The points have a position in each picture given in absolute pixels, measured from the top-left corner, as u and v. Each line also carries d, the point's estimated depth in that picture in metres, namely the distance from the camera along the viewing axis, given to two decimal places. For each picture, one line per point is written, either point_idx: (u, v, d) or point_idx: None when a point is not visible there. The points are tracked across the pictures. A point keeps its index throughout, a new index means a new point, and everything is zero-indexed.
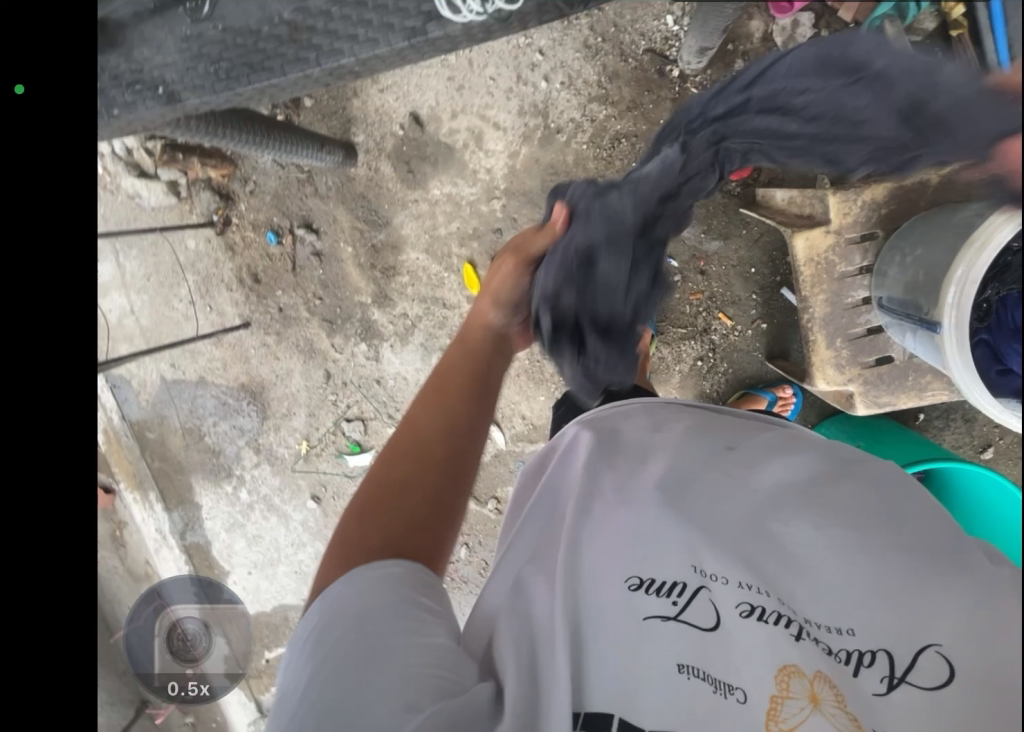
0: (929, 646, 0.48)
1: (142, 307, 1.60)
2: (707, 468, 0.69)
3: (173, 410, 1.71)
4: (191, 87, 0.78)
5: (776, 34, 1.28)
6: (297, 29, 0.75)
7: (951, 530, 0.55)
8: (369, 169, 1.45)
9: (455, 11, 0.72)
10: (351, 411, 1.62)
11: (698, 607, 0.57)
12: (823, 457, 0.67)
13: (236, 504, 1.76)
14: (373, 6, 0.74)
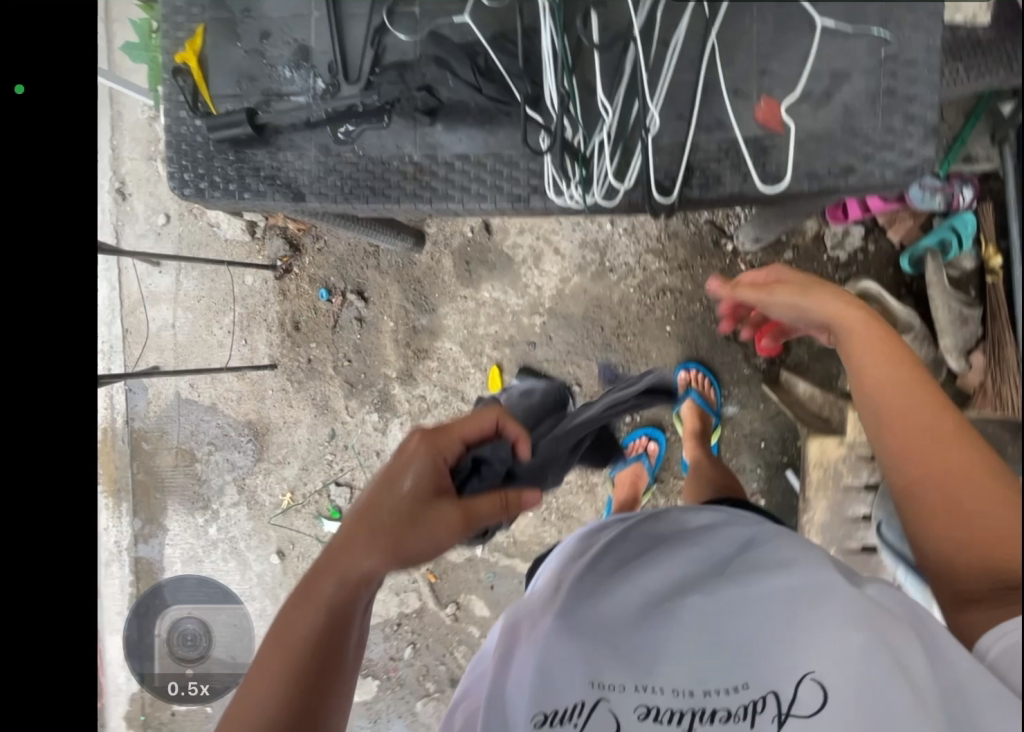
0: (806, 676, 0.61)
1: (183, 324, 1.66)
2: (597, 583, 0.75)
3: (175, 427, 1.72)
4: (315, 190, 0.87)
5: (827, 236, 1.42)
6: (422, 170, 0.85)
7: (801, 579, 0.67)
8: (431, 259, 1.54)
9: (560, 195, 0.83)
10: (343, 475, 1.64)
11: (599, 719, 0.63)
12: (699, 551, 0.76)
13: (202, 537, 1.74)
14: (491, 170, 0.84)
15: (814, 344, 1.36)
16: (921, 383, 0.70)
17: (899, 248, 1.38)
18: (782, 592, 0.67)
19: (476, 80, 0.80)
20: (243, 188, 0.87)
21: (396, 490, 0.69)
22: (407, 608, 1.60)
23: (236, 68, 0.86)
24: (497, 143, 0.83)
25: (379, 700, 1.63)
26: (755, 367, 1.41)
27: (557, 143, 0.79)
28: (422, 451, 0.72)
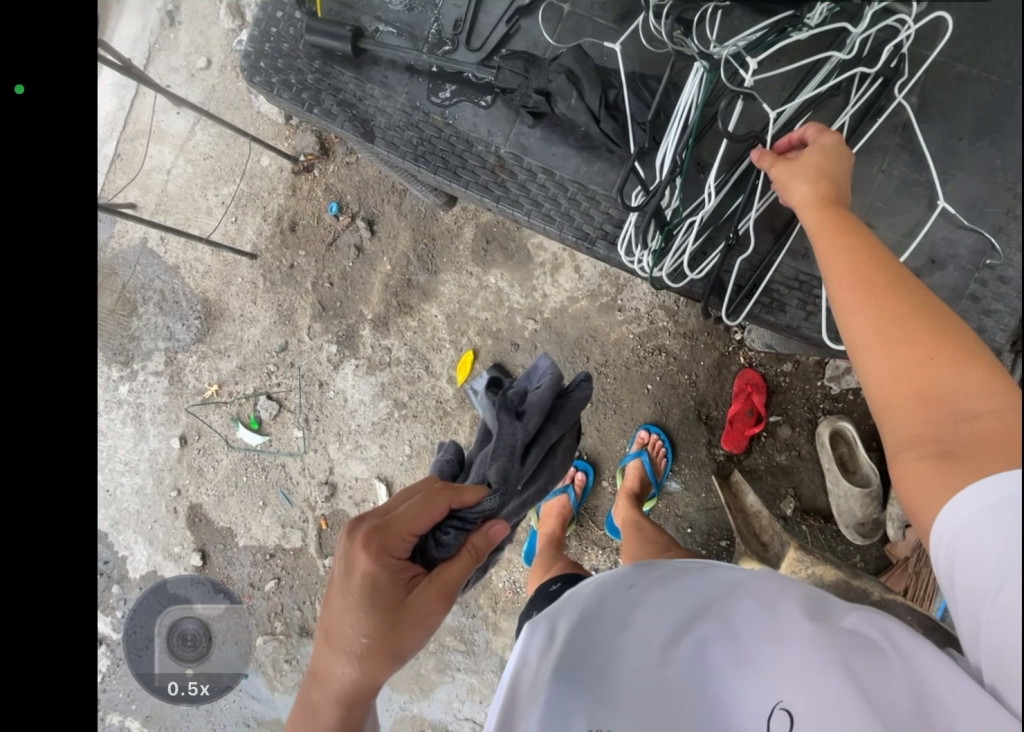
0: (785, 712, 0.57)
1: (178, 174, 1.55)
2: (592, 621, 0.74)
3: (126, 272, 1.61)
4: (388, 137, 0.93)
5: (828, 367, 1.40)
6: (502, 166, 0.93)
7: (780, 613, 0.66)
8: (454, 223, 1.49)
9: (629, 256, 0.90)
10: (277, 391, 1.58)
11: None
12: (693, 596, 0.75)
13: (108, 392, 1.64)
14: (568, 198, 0.92)
15: (774, 458, 1.43)
16: (869, 255, 0.64)
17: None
18: (757, 629, 0.65)
19: (597, 111, 0.84)
20: (318, 106, 0.94)
21: (360, 611, 0.68)
22: (287, 543, 1.61)
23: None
24: (589, 174, 0.91)
25: (221, 620, 1.64)
26: (713, 456, 1.44)
27: (648, 207, 0.85)
28: (369, 560, 0.69)
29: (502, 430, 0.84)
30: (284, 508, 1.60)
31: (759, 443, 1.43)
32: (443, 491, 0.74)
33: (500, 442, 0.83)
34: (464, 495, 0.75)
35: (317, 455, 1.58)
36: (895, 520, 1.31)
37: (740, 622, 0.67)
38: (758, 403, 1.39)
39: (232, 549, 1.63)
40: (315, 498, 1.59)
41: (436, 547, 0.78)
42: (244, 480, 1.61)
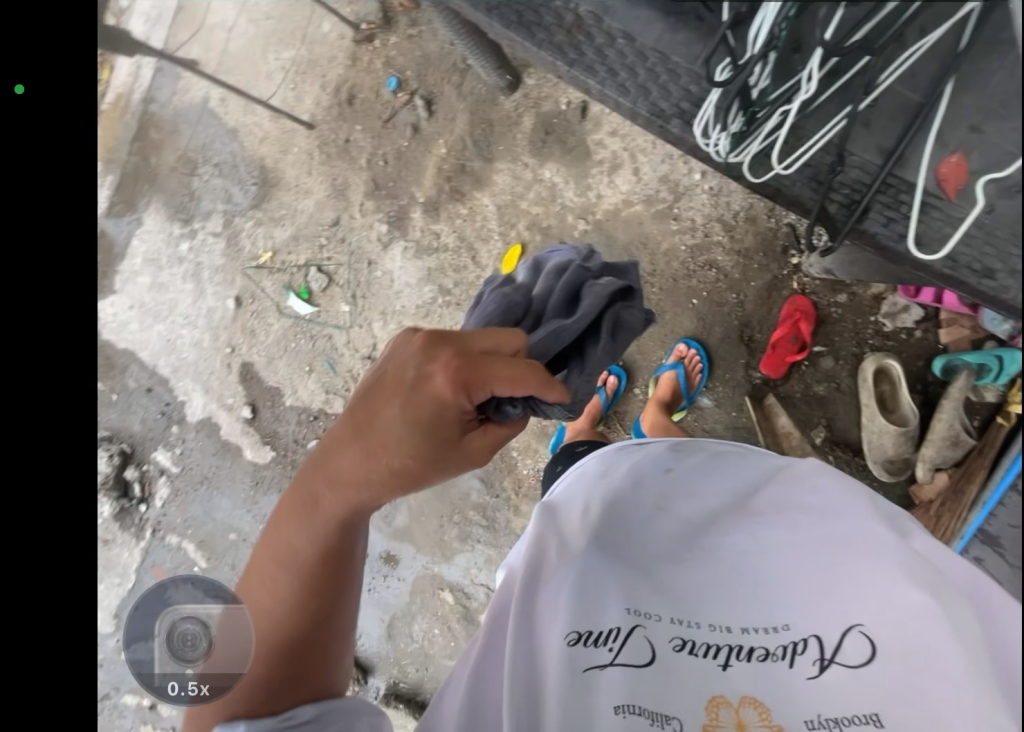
0: (855, 627, 0.60)
1: (239, 31, 1.51)
2: (643, 507, 0.76)
3: (188, 130, 1.62)
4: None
5: (886, 302, 1.35)
6: (575, 29, 0.91)
7: (849, 528, 0.66)
8: (514, 110, 1.42)
9: (704, 135, 0.87)
10: (327, 266, 1.62)
11: (633, 645, 0.65)
12: (749, 496, 0.76)
13: (171, 249, 1.72)
14: (647, 69, 0.88)
15: (811, 387, 1.41)
16: None
17: (941, 348, 1.32)
18: (823, 539, 0.66)
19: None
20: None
21: (404, 430, 0.66)
22: (329, 408, 1.72)
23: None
24: (671, 44, 0.83)
25: (267, 468, 1.78)
26: (749, 378, 1.44)
27: (733, 84, 0.76)
28: (448, 383, 0.65)
29: (591, 354, 0.83)
30: (328, 377, 1.70)
31: (798, 371, 1.42)
32: (533, 369, 0.65)
33: (581, 361, 0.83)
34: (547, 391, 0.65)
35: (361, 331, 1.64)
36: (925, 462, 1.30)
37: (804, 530, 0.68)
38: (805, 331, 1.36)
39: (280, 407, 1.75)
40: (357, 371, 1.68)
41: (495, 409, 0.73)
42: (292, 346, 1.71)
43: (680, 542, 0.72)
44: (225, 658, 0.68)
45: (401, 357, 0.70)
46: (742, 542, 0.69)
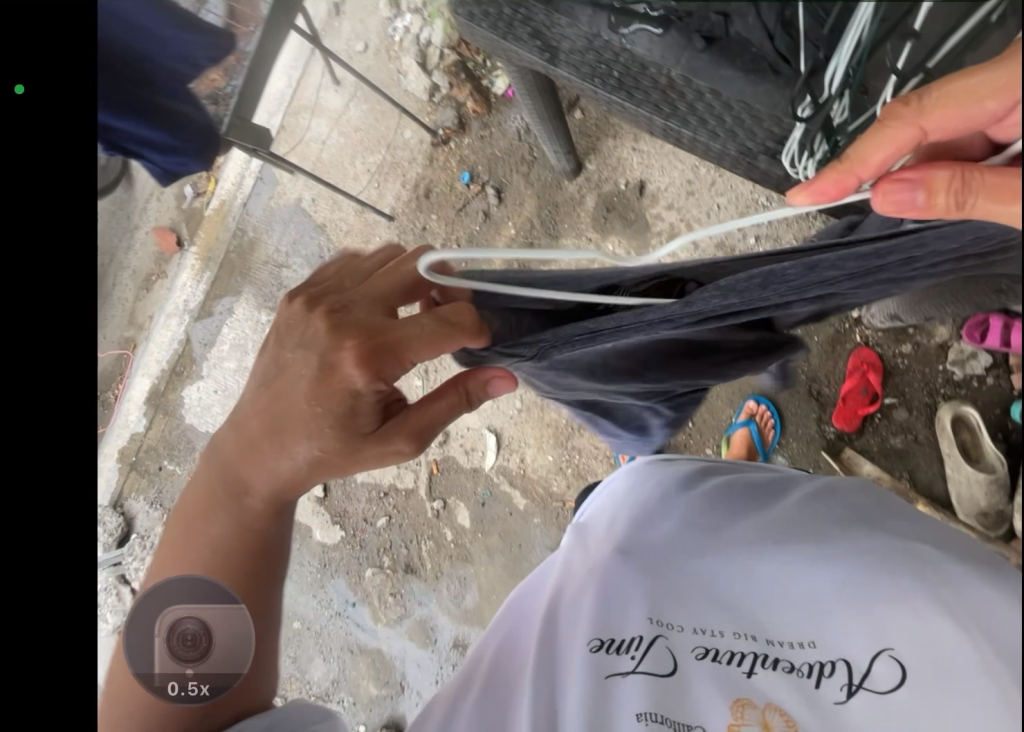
0: (885, 652, 0.59)
1: (332, 143, 1.74)
2: (667, 523, 0.83)
3: (279, 229, 1.82)
4: (571, 62, 0.82)
5: (952, 349, 1.29)
6: (671, 88, 0.79)
7: (876, 534, 0.67)
8: (577, 193, 1.54)
9: (792, 164, 0.76)
10: None
11: (656, 654, 0.69)
12: (785, 510, 0.78)
13: (256, 334, 1.87)
14: (731, 116, 0.77)
15: (888, 441, 1.35)
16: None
17: (1016, 394, 1.24)
18: (849, 544, 0.67)
19: (773, 27, 0.66)
20: (511, 35, 0.82)
21: (317, 416, 0.72)
22: (400, 483, 1.83)
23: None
24: (752, 96, 0.73)
25: (336, 550, 1.90)
26: (823, 432, 1.40)
27: (817, 120, 0.68)
28: (351, 372, 0.68)
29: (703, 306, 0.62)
30: None
31: (872, 424, 1.36)
32: (465, 316, 0.62)
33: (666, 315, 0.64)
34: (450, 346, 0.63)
35: None
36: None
37: (828, 537, 0.69)
38: (874, 382, 1.33)
39: (351, 483, 1.88)
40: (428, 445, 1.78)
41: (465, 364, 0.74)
42: None
43: (706, 553, 0.76)
44: (219, 658, 0.68)
45: (304, 346, 0.71)
46: (760, 552, 0.72)
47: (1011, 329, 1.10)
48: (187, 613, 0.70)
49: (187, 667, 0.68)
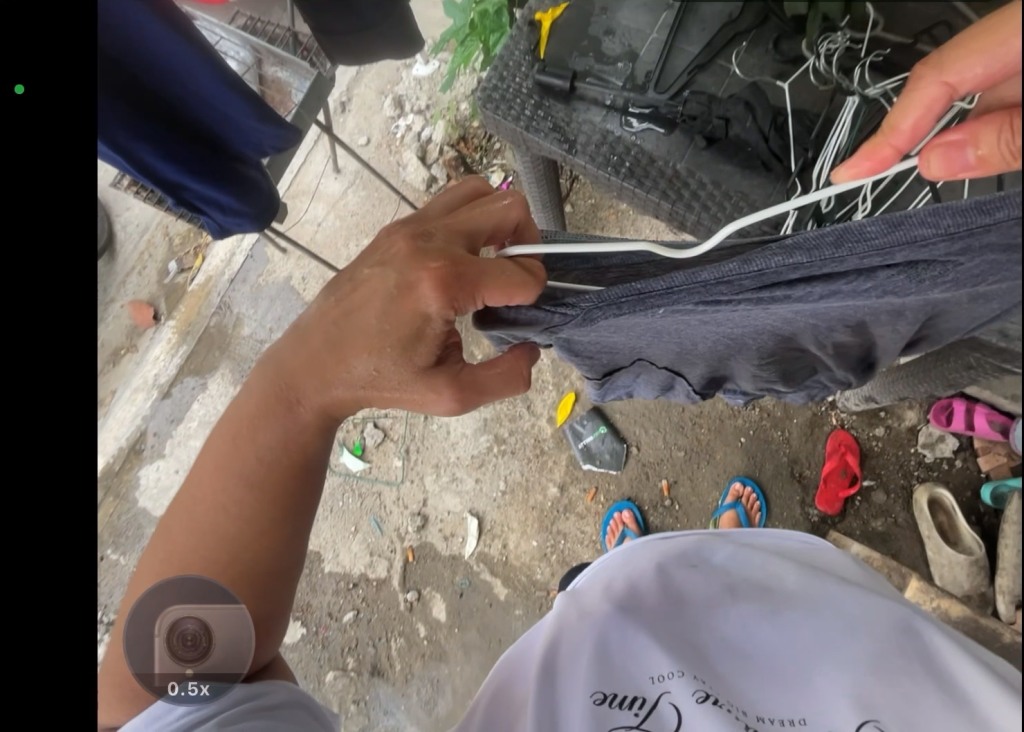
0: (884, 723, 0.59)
1: (327, 225, 1.80)
2: (668, 583, 0.82)
3: (266, 305, 1.83)
4: (588, 152, 0.88)
5: (922, 432, 1.37)
6: (677, 177, 0.86)
7: (874, 617, 0.71)
8: None
9: None
10: (383, 421, 1.70)
11: (657, 716, 0.66)
12: (784, 581, 0.80)
13: None
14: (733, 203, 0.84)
15: (869, 523, 1.38)
16: None
17: (984, 476, 1.31)
18: (850, 621, 0.70)
19: (768, 131, 0.82)
20: (533, 126, 0.89)
21: (381, 336, 0.63)
22: (372, 573, 1.66)
23: (575, 41, 0.91)
24: (750, 188, 0.83)
25: (294, 650, 1.66)
26: (807, 515, 1.43)
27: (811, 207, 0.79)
28: (427, 295, 0.60)
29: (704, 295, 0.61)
30: (374, 536, 1.67)
31: (853, 507, 1.40)
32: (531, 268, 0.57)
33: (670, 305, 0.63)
34: (514, 299, 0.58)
35: (412, 486, 1.66)
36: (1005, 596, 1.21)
37: (831, 614, 0.72)
38: (852, 464, 1.39)
39: (317, 576, 1.69)
40: (405, 529, 1.66)
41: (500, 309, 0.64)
42: (340, 505, 1.70)
43: (710, 621, 0.75)
44: (225, 656, 0.66)
45: (383, 264, 0.64)
46: (765, 622, 0.72)
47: (976, 411, 1.26)
48: (187, 612, 0.67)
49: (187, 667, 0.64)
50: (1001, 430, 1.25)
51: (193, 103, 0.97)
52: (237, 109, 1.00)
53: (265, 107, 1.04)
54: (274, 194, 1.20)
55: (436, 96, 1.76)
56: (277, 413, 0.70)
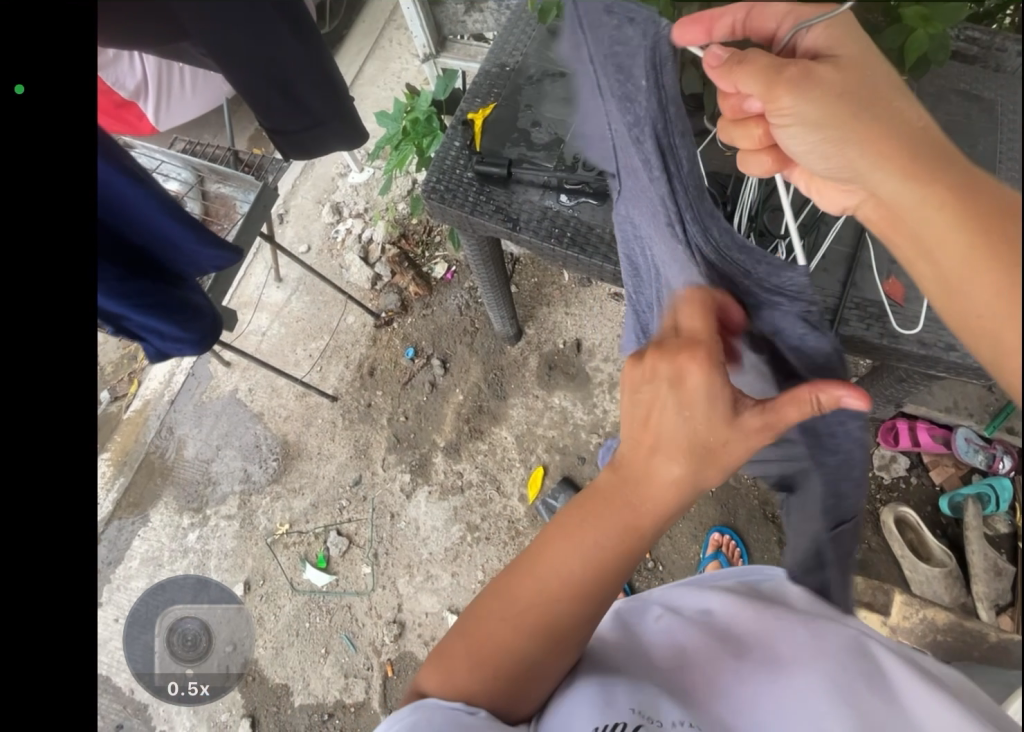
0: None
1: (273, 334, 1.80)
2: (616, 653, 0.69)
3: (213, 421, 1.76)
4: (531, 228, 0.97)
5: (875, 455, 1.44)
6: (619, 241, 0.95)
7: (837, 654, 0.62)
8: (520, 355, 1.66)
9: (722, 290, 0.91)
10: (347, 525, 1.62)
11: None
12: (734, 624, 0.70)
13: (176, 541, 1.67)
14: None
15: (847, 552, 1.41)
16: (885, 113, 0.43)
17: (939, 489, 1.37)
18: (804, 656, 0.63)
19: None
20: (478, 210, 0.98)
21: (678, 446, 0.52)
22: (348, 697, 1.50)
23: (507, 134, 1.02)
24: None
25: None
26: (788, 554, 1.44)
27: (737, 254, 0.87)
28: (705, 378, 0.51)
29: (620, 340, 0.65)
30: (348, 655, 1.53)
31: None
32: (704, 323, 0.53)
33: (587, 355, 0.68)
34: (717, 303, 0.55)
35: (385, 591, 1.56)
36: (983, 600, 1.24)
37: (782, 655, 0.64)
38: None
39: (286, 712, 1.50)
40: (381, 640, 1.53)
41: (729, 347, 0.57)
42: (306, 627, 1.56)
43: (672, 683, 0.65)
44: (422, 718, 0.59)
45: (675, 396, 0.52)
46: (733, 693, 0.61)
47: (918, 427, 1.38)
48: None
49: None
50: (943, 441, 1.37)
51: (136, 231, 0.91)
52: (180, 239, 0.97)
53: (211, 231, 1.01)
54: (218, 315, 1.19)
55: (374, 199, 1.86)
56: (606, 507, 0.56)
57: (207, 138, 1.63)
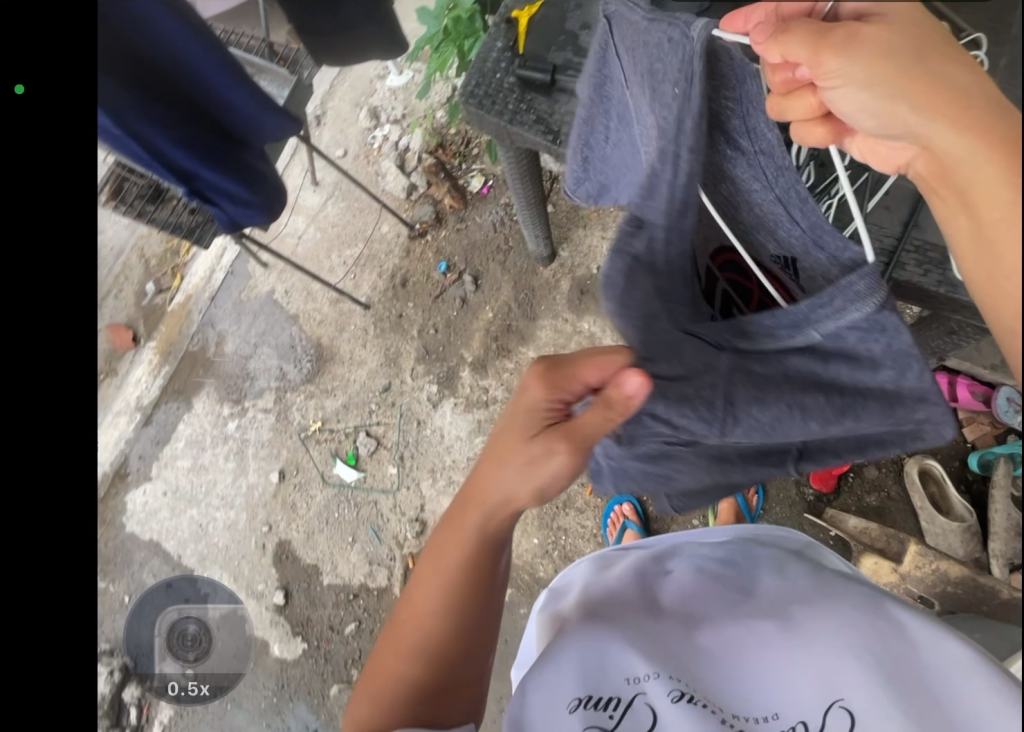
0: (836, 704, 0.58)
1: (309, 237, 1.80)
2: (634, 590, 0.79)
3: (251, 319, 1.81)
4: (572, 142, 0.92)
5: None
6: None
7: (840, 597, 0.70)
8: (552, 277, 1.63)
9: None
10: (375, 429, 1.69)
11: (632, 716, 0.62)
12: (742, 570, 0.79)
13: (217, 429, 1.78)
14: None
15: (864, 499, 1.41)
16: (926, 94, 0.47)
17: (970, 446, 1.35)
18: (808, 600, 0.71)
19: None
20: (517, 120, 0.93)
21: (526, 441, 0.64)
22: (372, 582, 1.63)
23: (552, 38, 0.95)
24: None
25: (295, 667, 1.62)
26: (803, 495, 1.45)
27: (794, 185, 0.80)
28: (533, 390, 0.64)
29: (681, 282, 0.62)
30: (372, 546, 1.65)
31: (847, 484, 1.42)
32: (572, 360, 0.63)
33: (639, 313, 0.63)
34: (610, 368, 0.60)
35: (408, 492, 1.65)
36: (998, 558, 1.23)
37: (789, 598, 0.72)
38: None
39: (316, 589, 1.66)
40: (404, 536, 1.64)
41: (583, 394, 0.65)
42: (335, 517, 1.68)
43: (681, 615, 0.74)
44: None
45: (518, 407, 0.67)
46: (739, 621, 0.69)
47: (958, 383, 1.33)
48: None
49: None
50: (983, 400, 1.32)
51: (199, 91, 0.97)
52: (243, 103, 1.02)
53: (265, 97, 1.05)
54: (279, 185, 1.21)
55: (412, 104, 1.78)
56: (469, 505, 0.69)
57: (242, 29, 1.56)
